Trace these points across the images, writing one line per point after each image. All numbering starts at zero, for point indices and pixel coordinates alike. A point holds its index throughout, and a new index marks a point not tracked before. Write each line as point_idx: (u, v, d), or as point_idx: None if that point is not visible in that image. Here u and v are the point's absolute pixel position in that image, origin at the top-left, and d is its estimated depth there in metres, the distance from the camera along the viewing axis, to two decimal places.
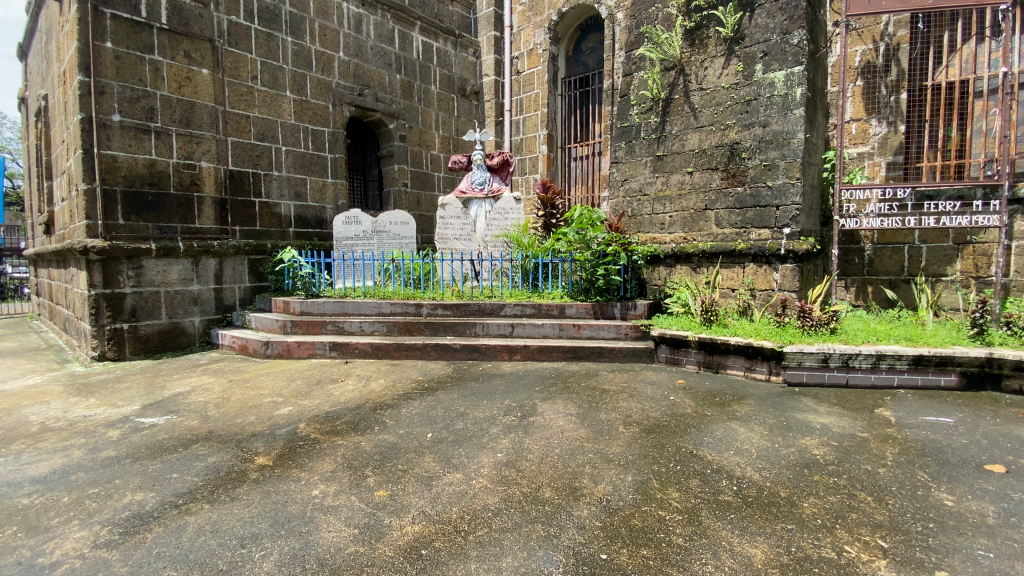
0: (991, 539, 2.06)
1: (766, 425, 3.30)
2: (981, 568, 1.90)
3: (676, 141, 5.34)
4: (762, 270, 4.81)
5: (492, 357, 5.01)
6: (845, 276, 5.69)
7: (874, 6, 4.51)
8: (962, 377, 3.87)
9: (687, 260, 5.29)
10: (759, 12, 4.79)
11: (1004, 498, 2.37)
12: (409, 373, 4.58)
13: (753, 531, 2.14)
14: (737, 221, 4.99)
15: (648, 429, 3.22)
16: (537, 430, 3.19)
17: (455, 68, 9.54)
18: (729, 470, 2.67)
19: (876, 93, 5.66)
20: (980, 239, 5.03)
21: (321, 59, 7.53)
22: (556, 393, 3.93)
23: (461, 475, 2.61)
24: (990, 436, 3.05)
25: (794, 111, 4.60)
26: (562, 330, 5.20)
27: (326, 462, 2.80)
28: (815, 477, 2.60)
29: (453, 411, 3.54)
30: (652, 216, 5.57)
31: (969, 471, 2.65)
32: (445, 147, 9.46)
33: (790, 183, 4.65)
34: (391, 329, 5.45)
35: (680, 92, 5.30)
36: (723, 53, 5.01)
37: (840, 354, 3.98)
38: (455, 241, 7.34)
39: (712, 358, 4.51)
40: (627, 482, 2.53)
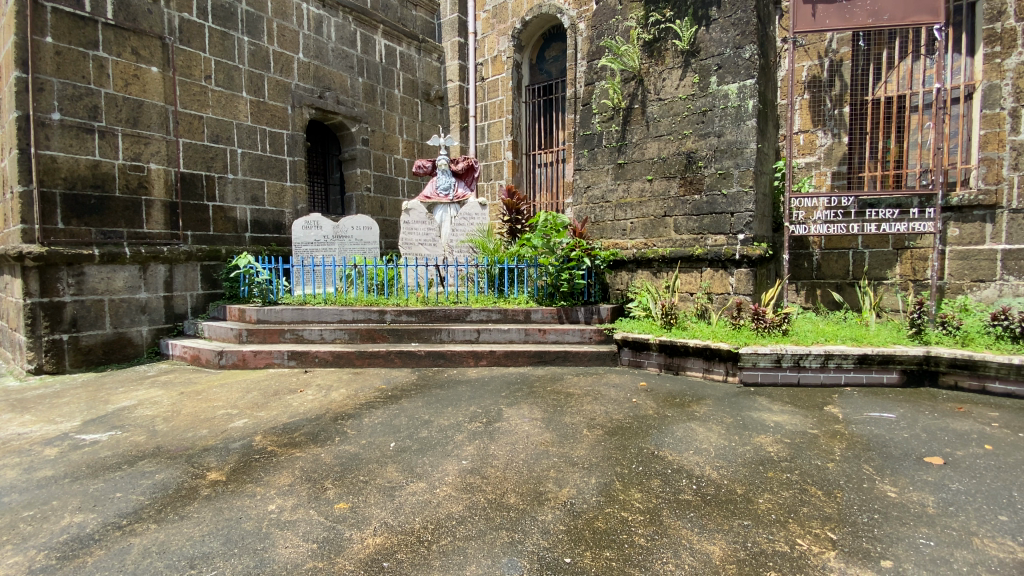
0: (931, 529, 2.19)
1: (723, 424, 3.40)
2: (922, 556, 2.01)
3: (636, 150, 5.48)
4: (719, 275, 4.96)
5: (457, 363, 4.96)
6: (796, 280, 5.96)
7: (818, 24, 4.75)
8: (903, 375, 4.12)
9: (648, 265, 5.40)
10: (713, 26, 4.97)
11: (942, 489, 2.52)
12: (371, 382, 4.48)
13: (711, 528, 2.20)
14: (695, 227, 5.14)
15: (611, 432, 3.26)
16: (502, 436, 3.18)
17: (419, 73, 9.49)
18: (689, 470, 2.74)
19: (822, 106, 5.91)
20: (917, 244, 5.36)
21: (279, 60, 7.34)
22: (522, 398, 3.93)
23: (425, 484, 2.56)
24: (929, 430, 3.25)
25: (746, 122, 4.80)
26: (528, 335, 5.22)
27: (283, 475, 2.70)
28: (769, 474, 2.69)
29: (417, 419, 3.49)
30: (614, 223, 5.68)
31: (910, 463, 2.81)
32: (409, 151, 9.38)
33: (743, 191, 4.83)
34: (353, 336, 5.33)
35: (640, 102, 5.44)
36: (680, 65, 5.18)
37: (792, 354, 4.15)
38: (419, 247, 7.21)
39: (672, 360, 4.64)
40: (590, 485, 2.56)
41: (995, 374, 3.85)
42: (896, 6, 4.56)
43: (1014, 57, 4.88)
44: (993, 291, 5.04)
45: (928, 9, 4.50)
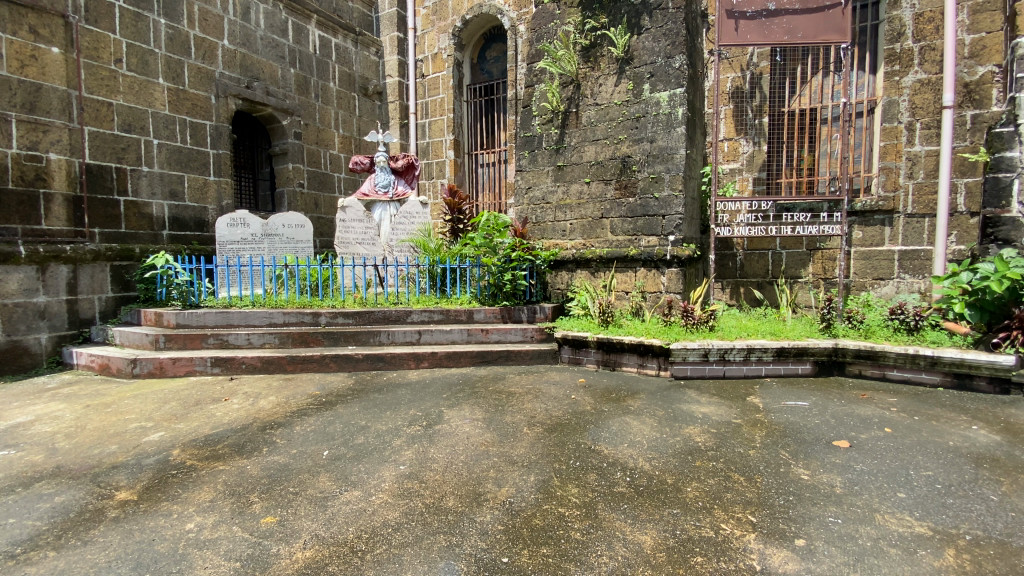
0: (839, 507, 2.39)
1: (656, 417, 3.55)
2: (830, 533, 2.19)
3: (574, 153, 5.61)
4: (651, 274, 5.16)
5: (397, 366, 4.85)
6: (722, 279, 6.32)
7: (740, 38, 5.05)
8: (815, 366, 4.48)
9: (586, 265, 5.53)
10: (646, 35, 5.16)
11: (848, 470, 2.76)
12: (304, 388, 4.28)
13: (643, 519, 2.28)
14: (629, 228, 5.32)
15: (550, 428, 3.31)
16: (442, 438, 3.14)
17: (356, 67, 9.19)
18: (624, 462, 2.83)
19: (744, 116, 6.31)
20: (827, 245, 5.85)
21: (202, 46, 6.86)
22: (464, 399, 3.90)
23: (360, 493, 2.48)
24: (837, 416, 3.55)
25: (676, 128, 5.02)
26: (470, 335, 5.20)
27: (203, 491, 2.53)
28: (697, 463, 2.84)
29: (353, 425, 3.38)
30: (554, 223, 5.78)
31: (820, 447, 3.06)
32: (345, 147, 9.08)
33: (674, 195, 5.05)
34: (285, 341, 5.08)
35: (577, 106, 5.58)
36: (615, 71, 5.34)
37: (717, 349, 4.40)
38: (357, 246, 6.98)
39: (609, 357, 4.79)
40: (529, 483, 2.58)
41: (893, 363, 4.25)
42: (809, 25, 4.94)
43: (911, 75, 5.41)
44: (890, 288, 5.60)
45: (836, 29, 4.91)
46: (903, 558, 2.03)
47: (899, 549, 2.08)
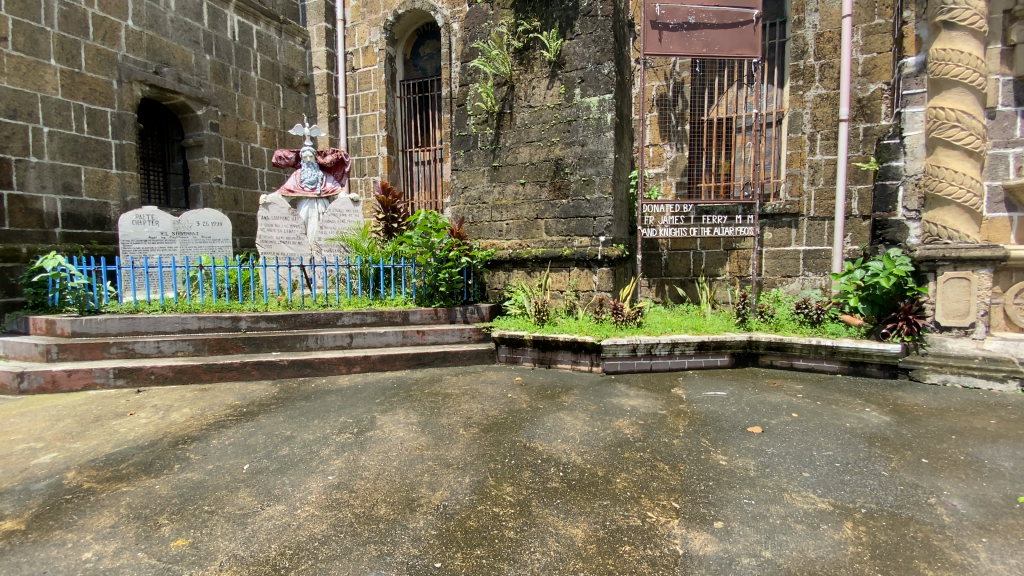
0: (753, 489, 2.58)
1: (588, 412, 3.66)
2: (745, 514, 2.36)
3: (509, 153, 5.65)
4: (584, 274, 5.30)
5: (328, 371, 4.65)
6: (648, 277, 6.63)
7: (663, 49, 5.30)
8: (732, 358, 4.81)
9: (522, 265, 5.59)
10: (576, 40, 5.29)
11: (761, 453, 2.99)
12: (223, 399, 4.01)
13: (575, 512, 2.35)
14: (563, 229, 5.43)
15: (487, 429, 3.32)
16: (374, 444, 3.06)
17: (280, 56, 8.74)
18: (557, 458, 2.90)
19: (668, 123, 6.62)
20: (741, 245, 6.31)
21: (102, 25, 6.27)
22: (398, 403, 3.81)
23: (284, 507, 2.36)
24: (751, 404, 3.84)
25: (606, 133, 5.20)
26: (405, 337, 5.08)
27: (103, 516, 2.29)
28: (625, 455, 2.96)
29: (277, 436, 3.21)
30: (490, 223, 5.79)
31: (736, 433, 3.28)
32: (268, 141, 8.60)
33: (604, 198, 5.22)
34: (200, 348, 4.73)
35: (511, 107, 5.63)
36: (547, 75, 5.44)
37: (645, 344, 4.60)
38: (282, 245, 6.68)
39: (545, 354, 4.87)
40: (463, 485, 2.57)
41: (799, 353, 4.65)
42: (724, 40, 5.28)
43: (812, 90, 5.93)
44: (797, 284, 6.13)
45: (748, 44, 5.29)
46: (808, 532, 2.22)
47: (804, 524, 2.28)
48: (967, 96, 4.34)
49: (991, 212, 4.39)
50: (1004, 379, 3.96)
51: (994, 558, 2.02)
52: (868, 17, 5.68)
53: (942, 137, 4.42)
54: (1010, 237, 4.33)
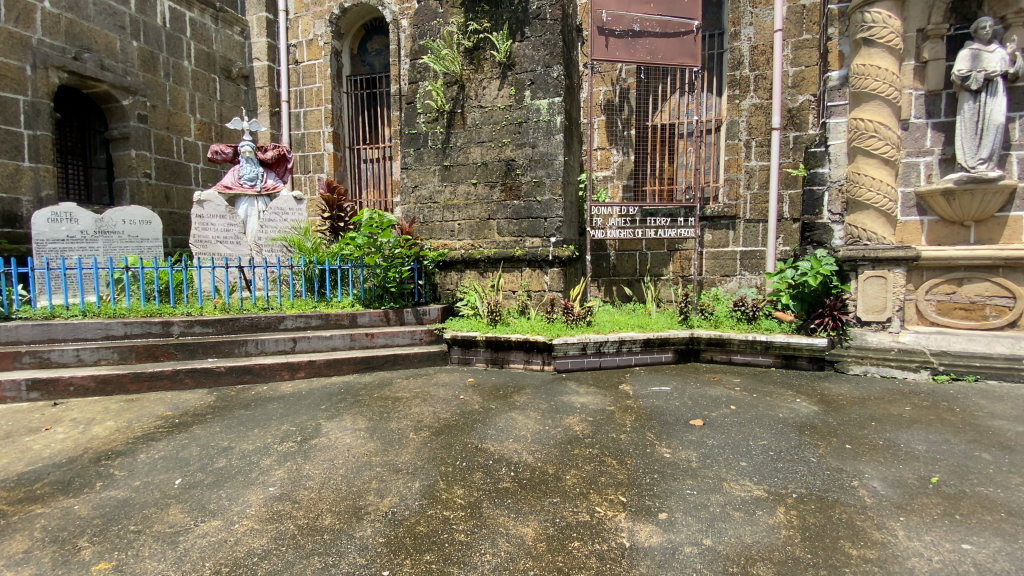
0: (695, 479, 2.70)
1: (539, 410, 3.70)
2: (687, 503, 2.47)
3: (460, 153, 5.62)
4: (536, 274, 5.36)
5: (269, 377, 4.45)
6: (598, 277, 6.78)
7: (610, 55, 5.41)
8: (675, 354, 5.02)
9: (475, 265, 5.56)
10: (526, 43, 5.33)
11: (702, 445, 3.13)
12: (153, 409, 3.75)
13: (526, 511, 2.36)
14: (515, 230, 5.46)
15: (438, 432, 3.28)
16: (319, 453, 2.95)
17: (216, 46, 8.30)
18: (508, 458, 2.91)
19: (615, 128, 6.81)
20: (683, 247, 6.60)
21: (14, 6, 5.83)
22: (345, 409, 3.70)
23: (220, 522, 2.24)
24: (693, 398, 4.01)
25: (555, 136, 5.27)
26: (353, 341, 4.93)
27: (14, 541, 2.09)
28: (575, 451, 3.01)
29: (213, 447, 3.04)
30: (442, 223, 5.73)
31: (680, 427, 3.42)
32: (203, 134, 8.15)
33: (554, 199, 5.30)
34: (126, 355, 4.40)
35: (461, 107, 5.60)
36: (498, 76, 5.45)
37: (594, 343, 4.71)
38: (218, 245, 6.33)
39: (497, 355, 4.88)
40: (413, 490, 2.53)
41: (737, 349, 4.91)
42: (667, 49, 5.49)
43: (748, 100, 6.26)
44: (734, 283, 6.47)
45: (688, 53, 5.52)
46: (745, 519, 2.34)
47: (742, 511, 2.41)
48: (884, 108, 4.71)
49: (905, 216, 4.80)
50: (916, 368, 4.34)
51: (910, 535, 2.20)
52: (797, 32, 6.07)
53: (863, 146, 4.77)
54: (920, 239, 4.76)
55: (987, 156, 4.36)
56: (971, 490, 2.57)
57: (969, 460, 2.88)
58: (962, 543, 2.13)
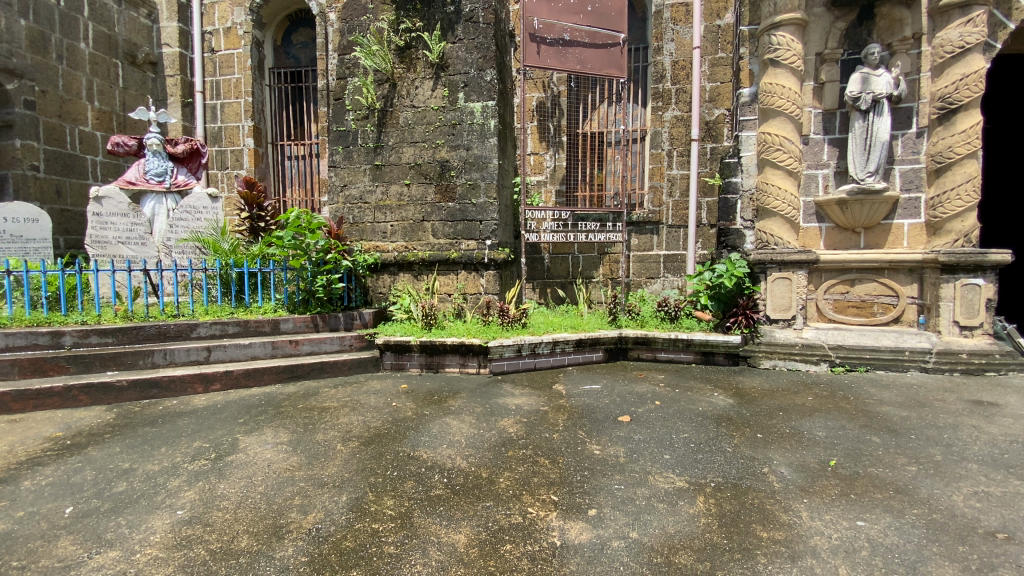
0: (622, 474, 2.80)
1: (474, 414, 3.69)
2: (615, 498, 2.56)
3: (392, 153, 5.49)
4: (471, 277, 5.34)
5: (180, 391, 4.11)
6: (532, 279, 6.87)
7: (542, 62, 5.50)
8: (605, 353, 5.20)
9: (408, 268, 5.45)
10: (459, 45, 5.31)
11: (629, 440, 3.26)
12: (40, 430, 3.35)
13: (458, 518, 2.34)
14: (450, 232, 5.42)
15: (367, 441, 3.18)
16: (235, 470, 2.77)
17: (119, 28, 7.58)
18: (441, 464, 2.86)
19: (547, 133, 6.96)
20: (613, 250, 6.86)
21: None
22: (265, 422, 3.49)
23: (119, 552, 2.04)
24: (622, 395, 4.17)
25: (489, 139, 5.29)
26: (275, 349, 4.66)
27: None
28: (509, 454, 3.03)
29: (112, 470, 2.76)
30: (373, 224, 5.56)
31: (609, 423, 3.54)
32: (103, 124, 7.40)
33: (489, 202, 5.31)
34: (7, 371, 3.91)
35: (393, 106, 5.48)
36: (430, 76, 5.38)
37: (529, 344, 4.77)
38: (119, 246, 5.79)
39: (432, 359, 4.81)
40: (339, 504, 2.43)
41: (661, 346, 5.16)
42: (595, 59, 5.68)
43: (670, 112, 6.62)
44: (659, 285, 6.81)
45: (615, 65, 5.75)
46: (668, 509, 2.47)
47: (665, 502, 2.53)
48: (788, 124, 5.13)
49: (806, 223, 5.28)
50: (817, 361, 4.78)
51: (812, 515, 2.42)
52: (713, 50, 6.49)
53: (770, 158, 5.18)
54: (819, 244, 5.26)
55: (874, 170, 4.88)
56: (863, 471, 2.86)
57: (862, 443, 3.21)
58: (858, 521, 2.36)
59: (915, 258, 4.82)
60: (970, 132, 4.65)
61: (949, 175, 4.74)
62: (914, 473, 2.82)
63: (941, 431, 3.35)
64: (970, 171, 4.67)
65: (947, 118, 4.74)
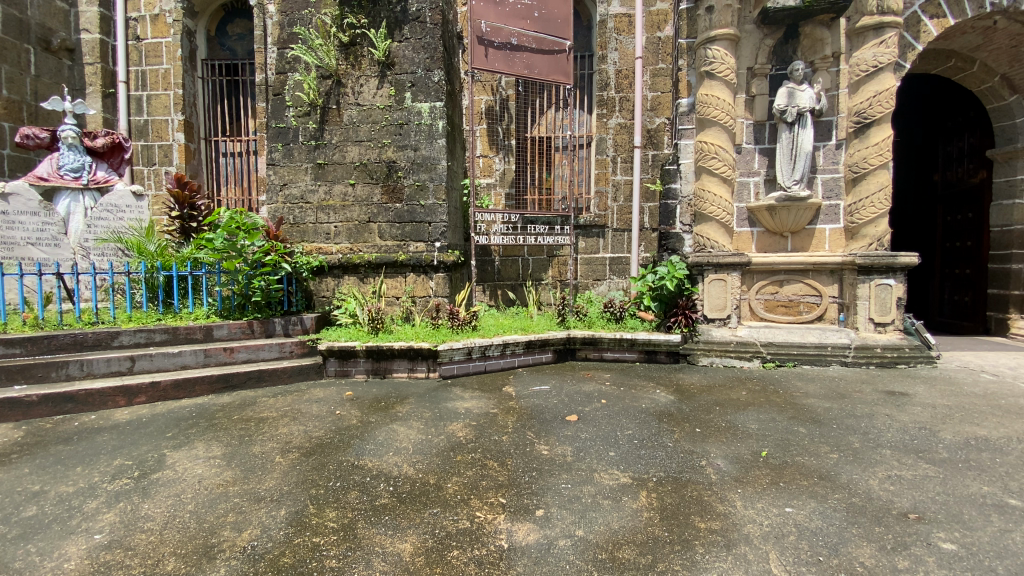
0: (569, 473, 2.85)
1: (422, 420, 3.63)
2: (561, 497, 2.60)
3: (336, 152, 5.33)
4: (420, 279, 5.27)
5: (99, 405, 3.80)
6: (482, 282, 6.87)
7: (490, 65, 5.50)
8: (554, 354, 5.28)
9: (354, 271, 5.30)
10: (406, 44, 5.23)
11: (576, 439, 3.32)
12: None
13: (403, 526, 2.30)
14: (397, 234, 5.32)
15: (309, 452, 3.06)
16: (161, 489, 2.59)
17: (31, 10, 6.91)
18: (387, 472, 2.80)
19: (496, 136, 6.99)
20: (561, 253, 6.99)
21: None
22: (196, 435, 3.28)
23: None
24: (570, 394, 4.25)
25: (437, 140, 5.25)
26: (208, 357, 4.40)
27: None
28: (457, 458, 3.01)
29: (18, 494, 2.51)
30: (315, 225, 5.37)
31: (558, 423, 3.59)
32: (11, 114, 6.71)
33: (438, 204, 5.26)
34: None
35: (336, 103, 5.32)
36: (376, 74, 5.27)
37: (478, 347, 4.76)
38: (28, 248, 5.30)
39: (379, 364, 4.70)
40: (278, 518, 2.33)
41: (607, 346, 5.30)
42: (543, 65, 5.76)
43: (614, 119, 6.82)
44: (605, 286, 7.00)
45: (562, 71, 5.86)
46: (613, 505, 2.54)
47: (610, 499, 2.60)
48: (722, 133, 5.40)
49: (739, 227, 5.59)
50: (750, 357, 5.06)
51: (746, 504, 2.55)
52: (654, 60, 6.74)
53: (707, 166, 5.44)
54: (751, 247, 5.58)
55: (799, 178, 5.23)
56: (791, 460, 3.05)
57: (790, 434, 3.43)
58: (786, 507, 2.52)
59: (835, 260, 5.21)
60: (882, 145, 5.07)
61: (864, 184, 5.15)
62: (836, 460, 3.05)
63: (859, 421, 3.63)
64: (882, 181, 5.09)
65: (863, 131, 5.15)
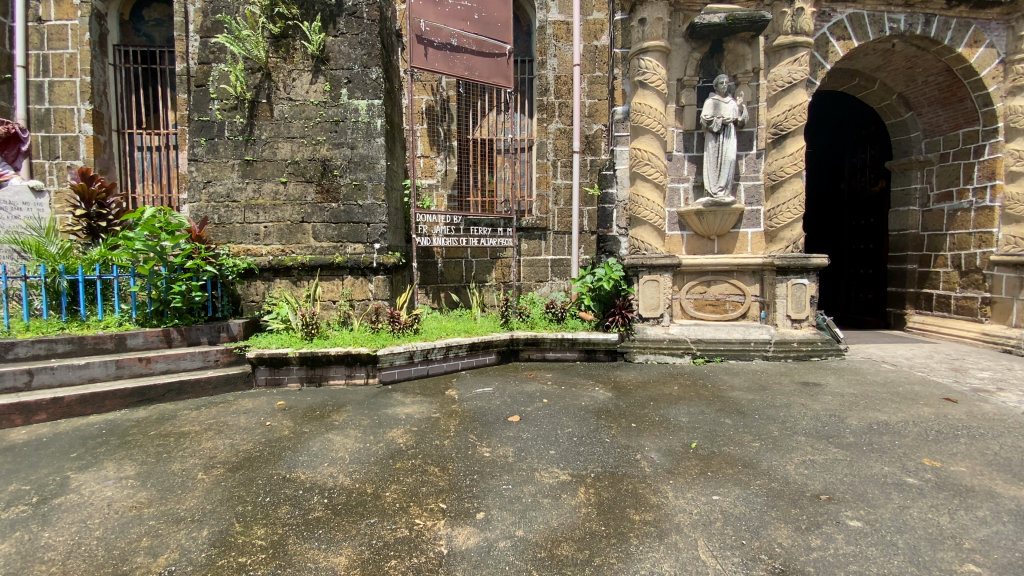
0: (510, 474, 2.88)
1: (360, 427, 3.54)
2: (502, 498, 2.62)
3: (266, 148, 5.07)
4: (358, 282, 5.13)
5: None
6: (425, 284, 6.78)
7: (430, 64, 5.42)
8: (497, 355, 5.30)
9: (287, 274, 5.07)
10: (341, 39, 5.08)
11: (518, 440, 3.35)
12: None
13: (338, 539, 2.23)
14: (333, 235, 5.15)
15: (235, 467, 2.90)
16: (64, 515, 2.36)
17: None
18: (322, 484, 2.71)
19: (437, 137, 6.93)
20: (504, 254, 7.02)
21: None
22: (107, 455, 3.02)
23: None
24: (511, 395, 4.28)
25: (376, 139, 5.12)
26: (120, 369, 4.05)
27: None
28: (396, 465, 2.95)
29: None
30: (244, 225, 5.08)
31: (500, 425, 3.61)
32: None
33: (376, 204, 5.14)
34: None
35: (267, 97, 5.07)
36: (310, 69, 5.07)
37: (420, 351, 4.70)
38: None
39: (315, 371, 4.52)
40: (199, 540, 2.19)
41: (548, 346, 5.39)
42: (483, 67, 5.79)
43: (554, 124, 6.95)
44: (547, 288, 7.11)
45: (502, 74, 5.94)
46: (552, 503, 2.59)
47: (549, 497, 2.65)
48: (654, 141, 5.64)
49: (671, 230, 5.86)
50: (681, 354, 5.33)
51: (677, 495, 2.68)
52: (592, 68, 6.95)
53: (640, 172, 5.67)
54: (682, 249, 5.87)
55: (724, 184, 5.56)
56: (718, 450, 3.24)
57: (717, 425, 3.64)
58: (713, 496, 2.67)
59: (757, 262, 5.59)
60: (796, 155, 5.49)
61: (781, 191, 5.56)
62: (757, 448, 3.27)
63: (778, 411, 3.92)
64: (797, 188, 5.52)
65: (780, 142, 5.55)
